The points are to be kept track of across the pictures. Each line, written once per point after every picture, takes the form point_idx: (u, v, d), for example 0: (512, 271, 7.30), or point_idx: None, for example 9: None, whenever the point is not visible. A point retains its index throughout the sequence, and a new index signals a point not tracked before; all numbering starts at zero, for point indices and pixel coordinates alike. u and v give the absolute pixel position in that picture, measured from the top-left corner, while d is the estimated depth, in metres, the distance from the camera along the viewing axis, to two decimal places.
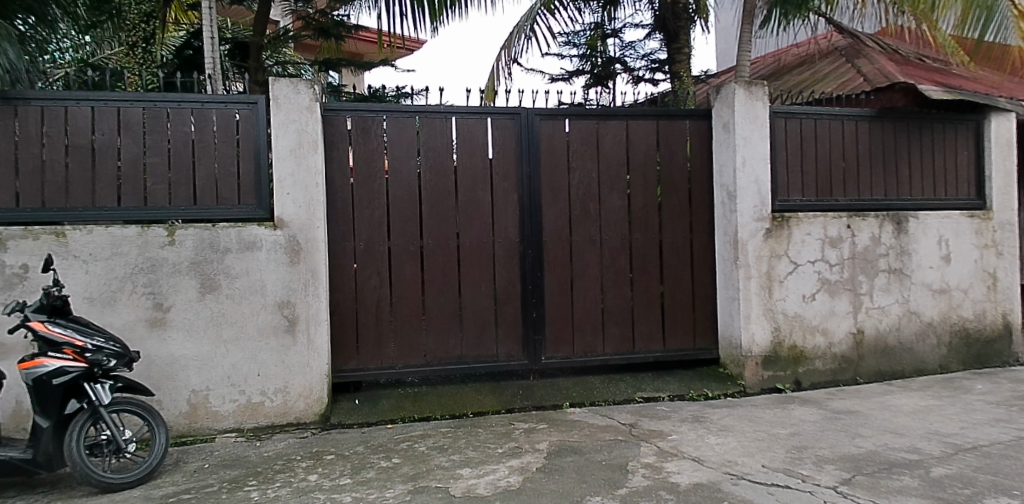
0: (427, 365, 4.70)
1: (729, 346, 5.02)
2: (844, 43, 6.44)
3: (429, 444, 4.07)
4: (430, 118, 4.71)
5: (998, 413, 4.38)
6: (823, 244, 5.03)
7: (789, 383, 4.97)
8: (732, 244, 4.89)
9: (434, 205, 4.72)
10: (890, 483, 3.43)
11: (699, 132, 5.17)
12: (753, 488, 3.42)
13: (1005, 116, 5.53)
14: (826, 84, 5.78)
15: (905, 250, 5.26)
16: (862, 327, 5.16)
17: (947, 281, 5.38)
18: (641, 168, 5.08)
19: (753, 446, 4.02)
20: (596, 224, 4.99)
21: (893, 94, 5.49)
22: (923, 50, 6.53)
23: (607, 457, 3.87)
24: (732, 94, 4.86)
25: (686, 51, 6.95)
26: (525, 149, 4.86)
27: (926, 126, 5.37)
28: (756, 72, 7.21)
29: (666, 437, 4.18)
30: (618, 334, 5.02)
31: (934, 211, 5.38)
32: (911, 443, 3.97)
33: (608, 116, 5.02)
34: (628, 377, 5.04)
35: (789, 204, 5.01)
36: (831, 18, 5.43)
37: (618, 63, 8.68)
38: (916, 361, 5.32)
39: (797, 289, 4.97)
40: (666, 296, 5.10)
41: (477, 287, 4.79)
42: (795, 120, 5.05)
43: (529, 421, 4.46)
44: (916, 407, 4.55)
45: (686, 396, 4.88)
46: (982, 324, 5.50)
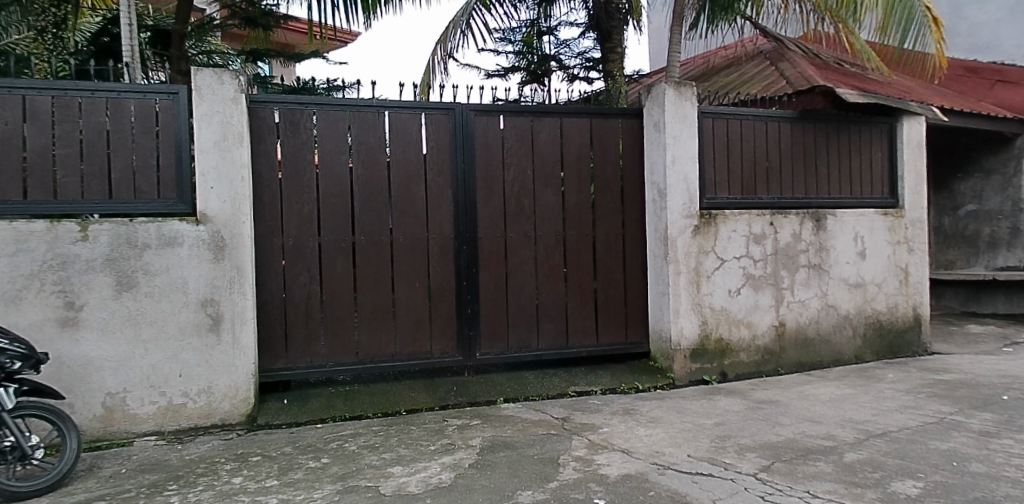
0: (359, 363, 4.63)
1: (660, 339, 5.13)
2: (770, 46, 6.67)
3: (360, 443, 4.01)
4: (363, 112, 4.64)
5: (907, 400, 4.63)
6: (748, 240, 5.21)
7: (715, 375, 5.13)
8: (662, 241, 5.00)
9: (367, 201, 4.65)
10: (807, 469, 3.59)
11: (631, 130, 5.27)
12: (679, 478, 3.51)
13: (915, 119, 5.85)
14: (752, 85, 5.98)
15: (823, 246, 5.49)
16: (783, 319, 5.36)
17: (862, 276, 5.65)
18: (575, 165, 5.13)
19: (680, 436, 4.12)
20: (531, 221, 5.02)
21: (813, 97, 5.61)
22: (842, 54, 6.85)
23: (539, 451, 3.90)
24: (662, 93, 4.97)
25: (619, 50, 7.05)
26: (460, 144, 4.84)
27: (843, 128, 5.62)
28: (688, 72, 7.38)
29: (597, 430, 4.24)
30: (553, 329, 5.07)
31: (851, 209, 5.64)
32: (828, 430, 4.15)
33: (542, 113, 5.05)
34: (562, 372, 5.09)
35: (717, 202, 5.16)
36: (756, 22, 5.61)
37: (554, 61, 8.78)
38: (834, 352, 5.57)
39: (724, 283, 5.13)
40: (599, 292, 5.18)
41: (411, 284, 4.75)
42: (721, 120, 5.20)
43: (463, 418, 4.45)
44: (833, 396, 4.77)
45: (618, 389, 4.97)
46: (894, 316, 5.81)
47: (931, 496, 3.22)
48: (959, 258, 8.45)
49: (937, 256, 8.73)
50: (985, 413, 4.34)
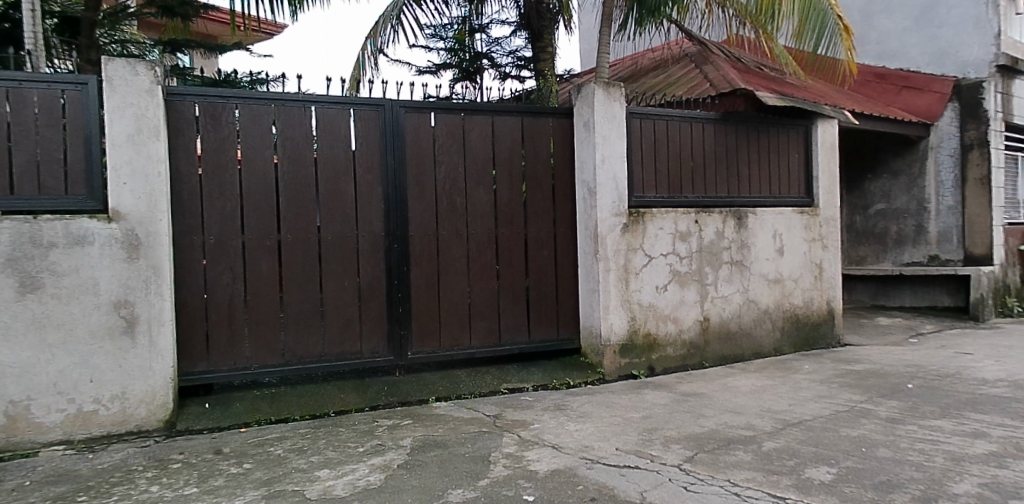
0: (286, 364, 4.51)
1: (590, 336, 5.21)
2: (695, 49, 6.88)
3: (286, 446, 3.91)
4: (288, 106, 4.52)
5: (821, 390, 4.87)
6: (674, 238, 5.36)
7: (643, 370, 5.25)
8: (592, 239, 5.07)
9: (293, 198, 4.53)
10: (728, 459, 3.72)
11: (562, 129, 5.33)
12: (607, 471, 3.57)
13: (828, 122, 6.17)
14: (678, 87, 6.15)
15: (745, 243, 5.71)
16: (707, 314, 5.54)
17: (780, 271, 5.91)
18: (507, 163, 5.15)
19: (609, 430, 4.20)
20: (463, 218, 5.01)
21: (734, 99, 5.78)
22: (762, 59, 7.14)
23: (470, 449, 3.90)
24: (591, 93, 5.04)
25: (550, 50, 7.13)
26: (390, 141, 4.78)
27: (762, 130, 5.86)
28: (617, 73, 7.52)
29: (528, 426, 4.28)
30: (485, 327, 5.07)
31: (770, 208, 5.88)
32: (748, 420, 4.32)
33: (473, 111, 5.04)
34: (494, 369, 5.10)
35: (644, 200, 5.28)
36: (682, 26, 5.76)
37: (485, 59, 8.83)
38: (755, 345, 5.81)
39: (651, 280, 5.25)
40: (531, 290, 5.21)
41: (340, 283, 4.66)
42: (648, 121, 5.32)
43: (393, 418, 4.40)
44: (753, 387, 4.96)
45: (549, 385, 5.03)
46: (810, 310, 6.11)
47: (842, 480, 3.38)
48: (869, 254, 8.93)
49: (849, 252, 9.15)
50: (891, 400, 4.60)
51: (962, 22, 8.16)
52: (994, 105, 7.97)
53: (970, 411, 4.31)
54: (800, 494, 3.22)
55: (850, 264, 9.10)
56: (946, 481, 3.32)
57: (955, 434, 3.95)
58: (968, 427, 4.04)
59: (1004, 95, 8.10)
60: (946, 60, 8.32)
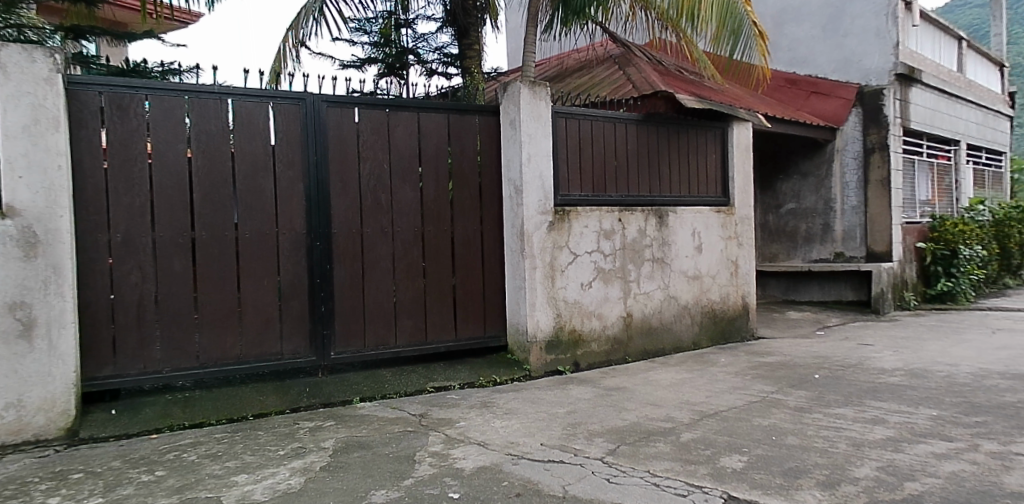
0: (201, 367, 4.33)
1: (516, 333, 5.25)
2: (618, 51, 7.03)
3: (201, 452, 3.76)
4: (202, 98, 4.34)
5: (736, 381, 5.08)
6: (599, 236, 5.47)
7: (568, 365, 5.33)
8: (519, 236, 5.11)
9: (208, 194, 4.36)
10: (648, 450, 3.83)
11: (488, 127, 5.34)
12: (531, 466, 3.61)
13: (743, 125, 6.45)
14: (602, 87, 6.28)
15: (665, 241, 5.89)
16: (630, 310, 5.69)
17: (699, 268, 6.13)
18: (433, 160, 5.12)
19: (534, 426, 4.25)
20: (388, 216, 4.95)
21: (655, 102, 5.95)
22: (682, 62, 7.39)
23: (394, 449, 3.86)
24: (517, 92, 5.07)
25: (476, 47, 7.13)
26: (312, 136, 4.67)
27: (682, 131, 6.05)
28: (543, 72, 7.60)
29: (454, 424, 4.27)
30: (411, 326, 5.02)
31: (689, 207, 6.09)
32: (667, 413, 4.46)
33: (398, 107, 4.98)
34: (420, 368, 5.07)
35: (570, 199, 5.36)
36: (606, 28, 5.87)
37: (411, 54, 8.76)
38: (675, 339, 6.00)
39: (576, 277, 5.34)
40: (458, 288, 5.21)
41: (259, 282, 4.52)
42: (574, 121, 5.40)
43: (316, 420, 4.30)
44: (673, 380, 5.13)
45: (475, 383, 5.03)
46: (726, 305, 6.37)
47: (754, 468, 3.54)
48: (781, 251, 9.35)
49: (762, 249, 9.59)
50: (799, 390, 4.85)
51: (865, 32, 8.68)
52: (894, 111, 8.49)
53: (870, 398, 4.59)
54: (715, 482, 3.35)
55: (763, 261, 9.50)
56: (848, 465, 3.53)
57: (857, 421, 4.20)
58: (868, 414, 4.30)
59: (903, 103, 8.64)
60: (850, 67, 8.83)
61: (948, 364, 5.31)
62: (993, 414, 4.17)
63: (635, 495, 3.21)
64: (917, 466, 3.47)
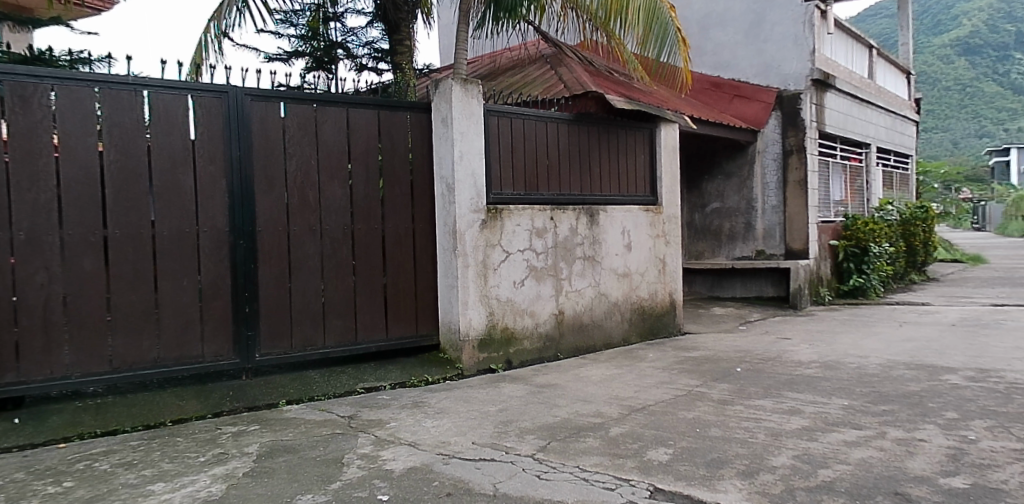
0: (115, 372, 4.11)
1: (449, 331, 5.22)
2: (550, 51, 7.11)
3: (114, 461, 3.57)
4: (115, 89, 4.12)
5: (663, 376, 5.21)
6: (531, 234, 5.51)
7: (501, 363, 5.35)
8: (451, 235, 5.08)
9: (121, 189, 4.14)
10: (578, 446, 3.88)
11: (419, 125, 5.30)
12: (462, 466, 3.60)
13: (670, 126, 6.66)
14: (534, 86, 6.32)
15: (596, 239, 6.00)
16: (562, 308, 5.77)
17: (628, 266, 6.28)
18: (363, 157, 5.03)
19: (465, 425, 4.24)
20: (316, 214, 4.83)
21: (586, 102, 6.04)
22: (612, 64, 7.54)
23: (322, 452, 3.78)
24: (449, 89, 5.04)
25: (407, 44, 7.08)
26: (235, 131, 4.51)
27: (612, 131, 6.17)
28: (475, 71, 7.58)
29: (384, 425, 4.21)
30: (340, 326, 4.93)
31: (619, 206, 6.22)
32: (597, 408, 4.53)
33: (326, 102, 4.87)
34: (350, 369, 4.98)
35: (502, 197, 5.36)
36: (538, 27, 5.90)
37: (340, 48, 8.65)
38: (605, 335, 6.12)
39: (509, 275, 5.35)
40: (389, 287, 5.14)
41: (177, 282, 4.33)
42: (506, 119, 5.41)
43: (239, 424, 4.15)
44: (603, 376, 5.22)
45: (407, 383, 4.98)
46: (654, 301, 6.55)
47: (678, 460, 3.64)
48: (706, 249, 9.63)
49: (689, 247, 9.85)
50: (723, 383, 5.02)
51: (784, 38, 9.07)
52: (812, 115, 8.91)
53: (787, 390, 4.80)
54: (642, 475, 3.42)
55: (689, 259, 9.76)
56: (766, 455, 3.67)
57: (775, 411, 4.38)
58: (786, 405, 4.50)
59: (819, 107, 9.08)
60: (771, 73, 9.20)
61: (859, 356, 5.61)
62: (898, 402, 4.42)
63: (564, 491, 3.24)
64: (830, 454, 3.65)
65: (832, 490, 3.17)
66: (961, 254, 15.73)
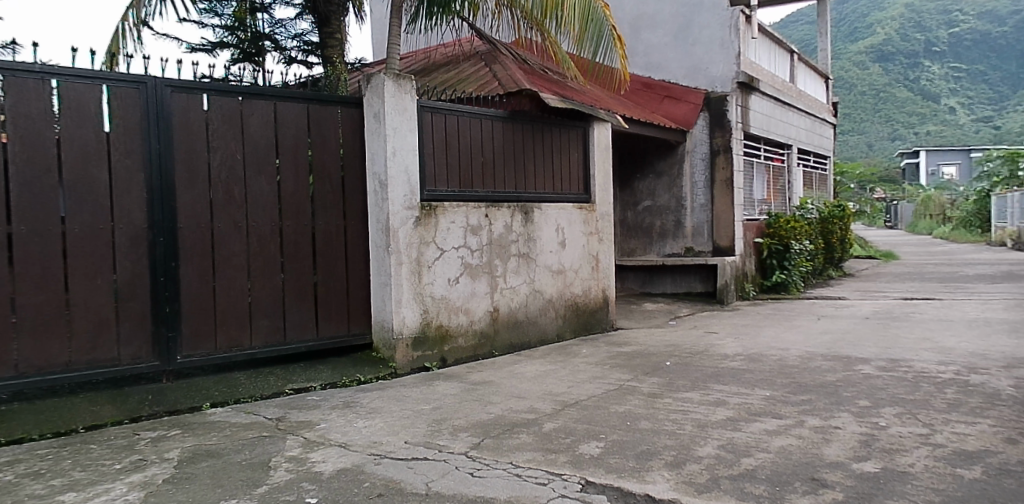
0: (21, 377, 3.86)
1: (382, 330, 5.16)
2: (485, 48, 7.12)
3: (20, 471, 3.35)
4: (21, 77, 3.88)
5: (595, 371, 5.30)
6: (466, 231, 5.49)
7: (435, 362, 5.31)
8: (384, 232, 5.00)
9: (27, 183, 3.89)
10: (511, 442, 3.89)
11: (351, 120, 5.21)
12: (394, 465, 3.55)
13: (602, 125, 6.79)
14: (468, 83, 6.32)
15: (531, 237, 6.05)
16: (497, 305, 5.78)
17: (562, 263, 6.36)
18: (291, 152, 4.91)
19: (398, 424, 4.19)
20: (242, 211, 4.68)
21: (521, 100, 6.08)
22: (546, 63, 7.62)
23: (248, 456, 3.66)
24: (381, 84, 4.96)
25: (339, 37, 6.96)
26: (154, 123, 4.31)
27: (545, 129, 6.22)
28: (409, 66, 7.52)
29: (314, 426, 4.12)
30: (268, 326, 4.79)
31: (553, 204, 6.29)
32: (531, 404, 4.56)
33: (253, 95, 4.72)
34: (278, 369, 4.85)
35: (436, 194, 5.32)
36: (473, 24, 5.90)
37: (268, 40, 8.42)
38: (540, 332, 6.18)
39: (443, 273, 5.32)
40: (318, 285, 5.04)
41: (90, 281, 4.10)
42: (440, 115, 5.38)
43: (159, 429, 3.97)
44: (537, 373, 5.26)
45: (338, 383, 4.89)
46: (587, 298, 6.67)
47: (609, 453, 3.70)
48: (638, 246, 9.84)
49: (622, 244, 10.03)
50: (653, 377, 5.14)
51: (711, 42, 9.34)
52: (738, 117, 9.23)
53: (713, 382, 4.95)
54: (574, 469, 3.46)
55: (622, 256, 9.95)
56: (693, 446, 3.77)
57: (702, 403, 4.52)
58: (712, 397, 4.64)
59: (745, 109, 9.42)
60: (699, 74, 9.45)
61: (780, 349, 5.86)
62: (816, 392, 4.63)
63: (497, 488, 3.24)
64: (752, 443, 3.78)
65: (754, 477, 3.28)
66: (873, 251, 16.65)
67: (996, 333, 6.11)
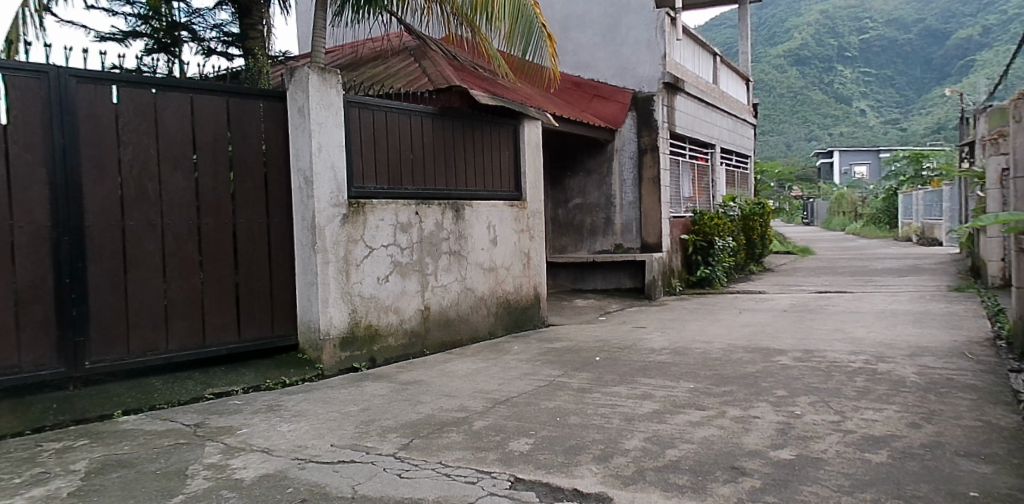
0: None
1: (307, 330, 5.03)
2: (414, 43, 7.05)
3: None
4: None
5: (526, 368, 5.33)
6: (395, 229, 5.42)
7: (364, 362, 5.22)
8: (309, 230, 4.88)
9: None
10: (440, 442, 3.86)
11: (273, 115, 5.06)
12: (319, 469, 3.46)
13: (533, 123, 6.83)
14: (397, 79, 6.24)
15: (461, 235, 6.03)
16: (427, 304, 5.73)
17: (494, 260, 6.38)
18: (209, 147, 4.73)
19: (324, 427, 4.09)
20: (156, 208, 4.47)
21: (451, 96, 6.07)
22: (476, 60, 7.62)
23: (163, 465, 3.49)
24: (305, 78, 4.84)
25: (260, 28, 6.74)
26: (58, 114, 4.05)
27: (476, 127, 6.21)
28: (335, 60, 7.38)
29: (235, 432, 3.97)
30: (185, 328, 4.60)
31: (484, 201, 6.29)
32: (461, 403, 4.54)
33: (167, 87, 4.51)
34: (197, 373, 4.66)
35: (364, 191, 5.22)
36: (402, 19, 5.83)
37: (185, 30, 8.12)
38: (471, 329, 6.18)
39: (372, 271, 5.23)
40: (239, 285, 4.88)
41: None
42: (368, 111, 5.27)
43: (65, 440, 3.74)
44: (468, 371, 5.25)
45: (261, 386, 4.74)
46: (519, 295, 6.71)
47: (539, 449, 3.71)
48: (570, 243, 9.95)
49: (554, 242, 10.12)
50: (582, 372, 5.21)
51: (638, 42, 9.53)
52: (664, 117, 9.47)
53: (641, 376, 5.06)
54: (503, 467, 3.46)
55: (554, 253, 10.04)
56: (620, 439, 3.84)
57: (629, 397, 4.60)
58: (639, 390, 4.74)
59: (670, 109, 9.67)
60: (627, 74, 9.62)
61: (704, 341, 6.05)
62: (737, 383, 4.79)
63: (426, 488, 3.20)
64: (676, 434, 3.88)
65: (677, 468, 3.36)
66: (790, 246, 17.39)
67: (900, 323, 6.50)
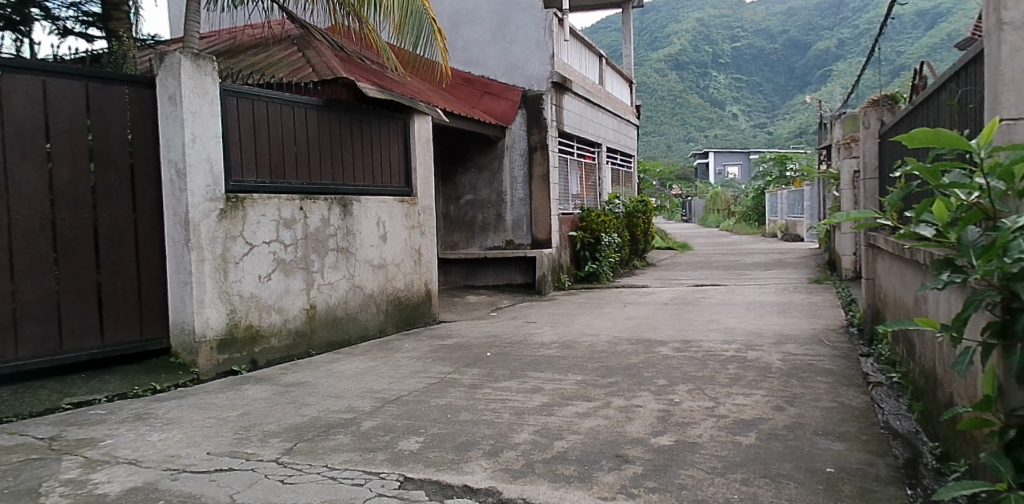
0: None
1: (180, 333, 4.71)
2: (297, 33, 6.78)
3: None
4: None
5: (416, 365, 5.27)
6: (278, 225, 5.19)
7: (244, 365, 4.97)
8: (183, 226, 4.57)
9: None
10: (326, 444, 3.73)
11: (141, 102, 4.68)
12: (193, 480, 3.24)
13: (423, 118, 6.76)
14: (280, 69, 5.98)
15: (349, 231, 5.88)
16: (313, 302, 5.53)
17: (384, 257, 6.26)
18: (66, 136, 4.31)
19: (200, 434, 3.84)
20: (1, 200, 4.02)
21: (337, 88, 5.87)
22: (364, 53, 7.44)
23: (9, 483, 3.14)
24: (177, 64, 4.53)
25: (126, 10, 6.20)
26: None
27: (364, 120, 6.06)
28: (210, 47, 6.97)
29: (97, 444, 3.65)
30: (37, 333, 4.16)
31: (373, 196, 6.16)
32: (348, 403, 4.42)
33: (14, 68, 4.06)
34: (52, 382, 4.24)
35: (244, 185, 4.97)
36: (284, 8, 5.58)
37: (35, 7, 7.38)
38: (360, 328, 6.04)
39: (253, 269, 4.98)
40: (102, 285, 4.48)
41: None
42: (247, 100, 5.00)
43: None
44: (356, 371, 5.12)
45: (129, 394, 4.39)
46: (410, 292, 6.64)
47: (428, 447, 3.68)
48: (461, 240, 9.97)
49: (445, 238, 10.10)
50: (474, 368, 5.23)
51: (528, 41, 9.65)
52: (552, 115, 9.68)
53: (530, 370, 5.14)
54: (391, 467, 3.39)
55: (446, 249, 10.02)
56: (510, 433, 3.88)
57: (519, 391, 4.67)
58: (528, 384, 4.82)
59: (558, 109, 9.89)
60: (516, 72, 9.76)
61: (591, 335, 6.24)
62: (621, 374, 4.98)
63: (309, 493, 3.08)
64: (564, 425, 3.98)
65: (566, 459, 3.45)
66: (670, 242, 18.29)
67: (767, 313, 7.01)
